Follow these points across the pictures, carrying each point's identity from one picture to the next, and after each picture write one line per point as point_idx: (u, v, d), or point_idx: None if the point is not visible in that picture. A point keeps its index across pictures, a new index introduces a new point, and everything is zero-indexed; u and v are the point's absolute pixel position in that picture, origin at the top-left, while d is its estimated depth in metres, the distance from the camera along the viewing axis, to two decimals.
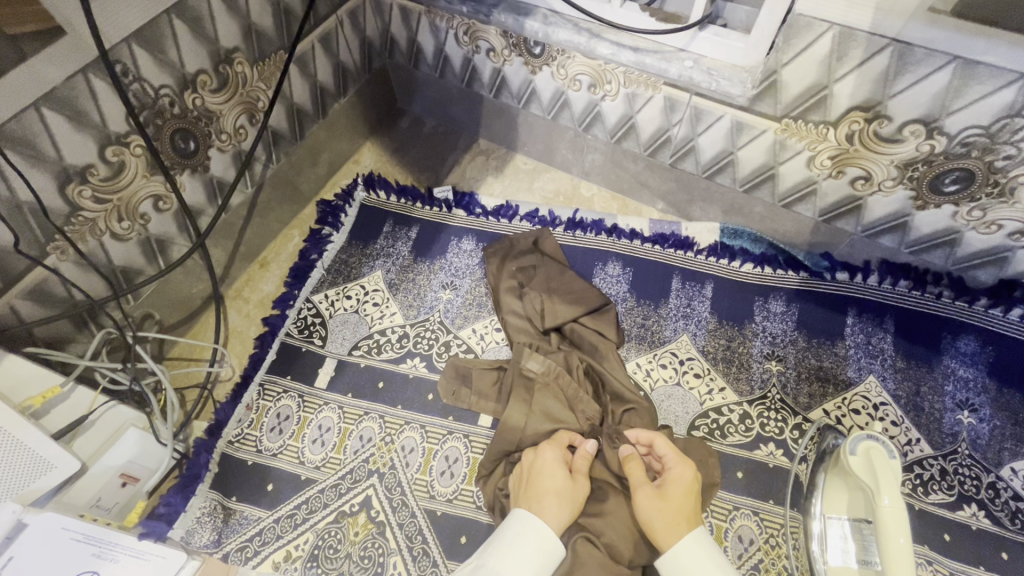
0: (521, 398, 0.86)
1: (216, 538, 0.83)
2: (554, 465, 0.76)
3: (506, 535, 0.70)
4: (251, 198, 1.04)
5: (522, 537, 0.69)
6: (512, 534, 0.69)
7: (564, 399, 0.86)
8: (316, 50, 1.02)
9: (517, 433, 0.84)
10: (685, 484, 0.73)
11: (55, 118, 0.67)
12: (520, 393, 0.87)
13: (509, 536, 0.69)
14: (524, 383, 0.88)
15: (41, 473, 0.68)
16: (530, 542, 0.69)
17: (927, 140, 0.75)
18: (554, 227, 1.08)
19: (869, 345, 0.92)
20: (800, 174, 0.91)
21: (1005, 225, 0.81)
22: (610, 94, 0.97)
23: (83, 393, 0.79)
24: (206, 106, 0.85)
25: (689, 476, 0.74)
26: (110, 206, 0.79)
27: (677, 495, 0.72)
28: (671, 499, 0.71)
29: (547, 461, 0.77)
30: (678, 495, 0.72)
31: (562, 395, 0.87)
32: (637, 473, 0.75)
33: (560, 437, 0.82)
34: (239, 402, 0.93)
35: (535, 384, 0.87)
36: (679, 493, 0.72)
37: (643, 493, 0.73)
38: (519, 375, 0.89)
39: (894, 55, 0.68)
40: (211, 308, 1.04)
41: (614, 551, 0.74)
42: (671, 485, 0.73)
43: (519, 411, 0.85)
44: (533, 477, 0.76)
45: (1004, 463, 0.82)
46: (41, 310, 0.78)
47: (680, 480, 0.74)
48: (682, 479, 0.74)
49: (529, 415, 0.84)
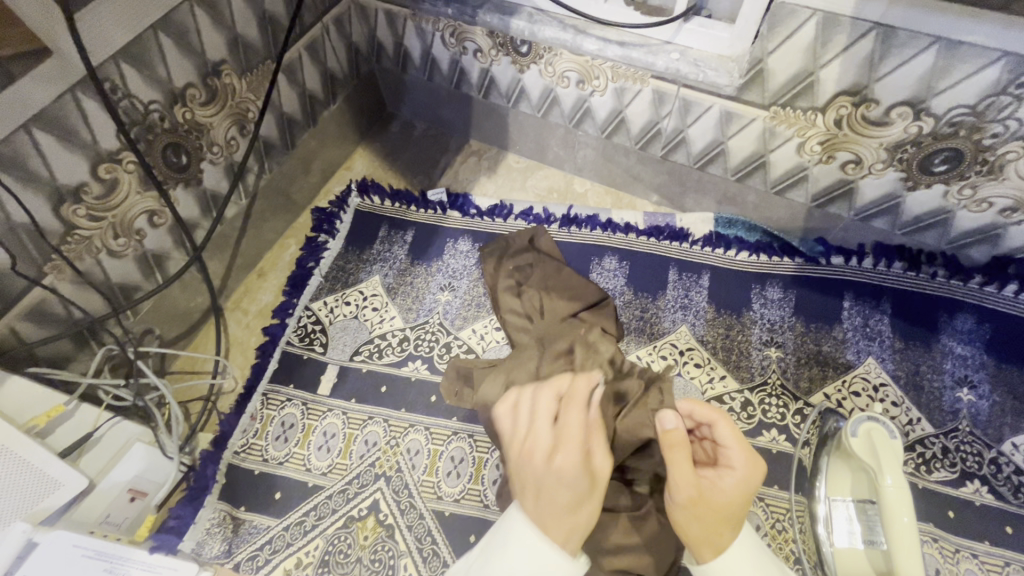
0: (513, 374, 0.88)
1: (227, 549, 0.83)
2: (541, 434, 0.65)
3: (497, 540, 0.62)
4: (245, 209, 1.04)
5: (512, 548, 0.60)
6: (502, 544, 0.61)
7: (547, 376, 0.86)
8: (303, 58, 1.02)
9: (495, 404, 0.86)
10: (735, 484, 0.63)
11: (46, 139, 0.67)
12: (511, 371, 0.89)
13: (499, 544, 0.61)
14: (522, 366, 0.88)
15: (49, 492, 0.68)
16: (516, 563, 0.59)
17: (914, 122, 0.76)
18: (549, 224, 1.09)
19: (867, 328, 0.93)
20: (790, 160, 0.91)
21: (997, 203, 0.81)
22: (599, 89, 0.97)
23: (87, 411, 0.79)
24: (196, 119, 0.85)
25: (742, 473, 0.64)
26: (105, 222, 0.79)
27: (725, 497, 0.62)
28: (718, 500, 0.62)
29: (536, 430, 0.66)
30: (728, 498, 0.62)
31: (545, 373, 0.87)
32: (682, 462, 0.63)
33: (542, 396, 0.70)
34: (243, 413, 0.94)
35: (531, 371, 0.87)
36: (728, 496, 0.62)
37: (688, 490, 0.62)
38: (522, 359, 0.89)
39: (877, 39, 0.69)
40: (212, 320, 1.05)
41: (637, 559, 0.74)
42: (722, 484, 0.63)
43: (500, 383, 0.87)
44: (521, 446, 0.66)
45: (1006, 439, 0.83)
46: (41, 330, 0.78)
47: (732, 478, 0.63)
48: (736, 477, 0.63)
49: (507, 387, 0.87)
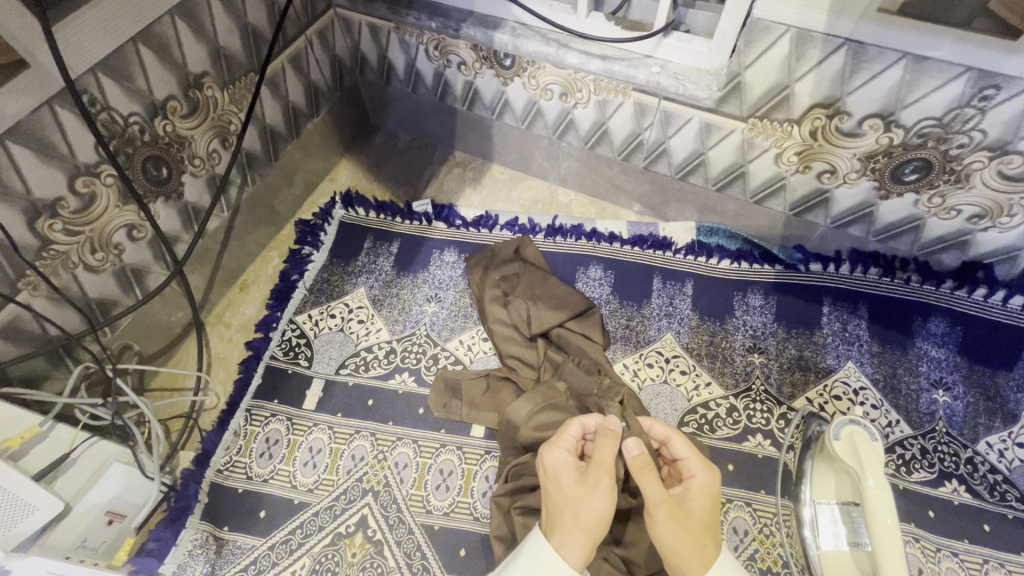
0: (541, 399, 0.86)
1: (209, 571, 0.81)
2: (567, 457, 0.68)
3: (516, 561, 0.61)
4: (227, 222, 1.03)
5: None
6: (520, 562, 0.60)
7: (574, 397, 0.87)
8: (287, 70, 1.01)
9: (522, 426, 0.83)
10: (704, 493, 0.65)
11: (20, 152, 0.65)
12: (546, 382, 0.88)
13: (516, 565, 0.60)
14: (549, 392, 0.87)
15: (23, 517, 0.66)
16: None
17: (885, 132, 0.78)
18: (535, 234, 1.09)
19: (846, 332, 0.95)
20: (769, 171, 0.93)
21: (965, 210, 0.84)
22: (582, 102, 0.99)
23: (63, 430, 0.77)
24: (177, 131, 0.85)
25: (708, 482, 0.66)
26: (82, 237, 0.77)
27: (700, 511, 0.64)
28: (692, 515, 0.63)
29: (555, 459, 0.68)
30: (701, 513, 0.63)
31: (573, 399, 0.87)
32: (653, 485, 0.63)
33: (569, 426, 0.72)
34: (226, 429, 0.92)
35: (559, 399, 0.86)
36: (701, 506, 0.64)
37: (660, 511, 0.62)
38: (548, 386, 0.87)
39: (848, 54, 0.71)
40: (193, 335, 1.03)
41: (630, 564, 0.75)
42: (697, 500, 0.65)
43: (530, 406, 0.85)
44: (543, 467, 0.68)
45: (980, 438, 0.86)
46: (12, 348, 0.75)
47: (699, 489, 0.65)
48: (703, 488, 0.65)
49: (543, 396, 0.86)
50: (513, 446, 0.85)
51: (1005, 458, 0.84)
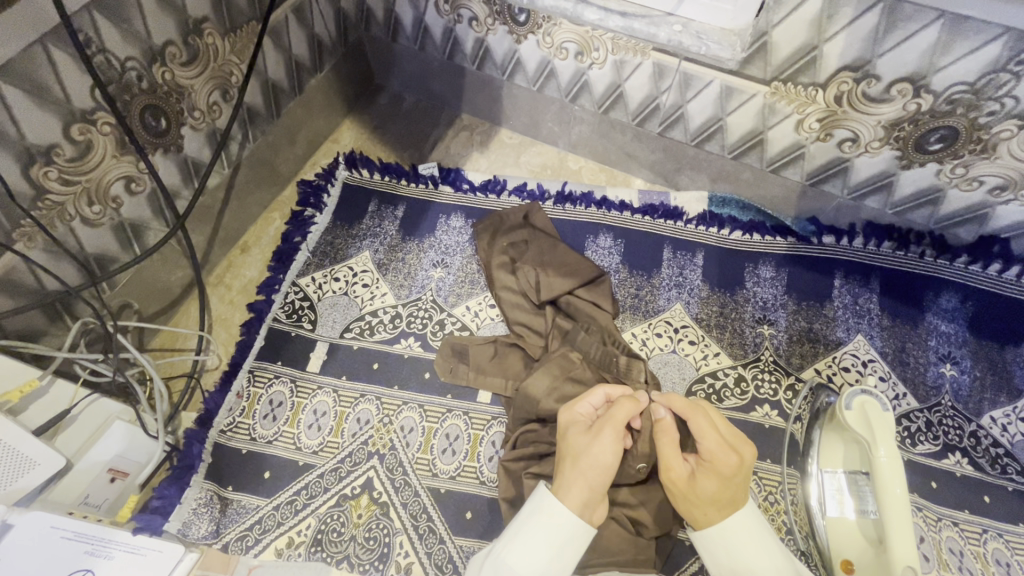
0: (558, 371, 0.84)
1: (214, 529, 0.80)
2: (584, 416, 0.70)
3: (518, 514, 0.64)
4: (228, 180, 0.99)
5: (533, 520, 0.62)
6: (524, 514, 0.64)
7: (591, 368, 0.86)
8: (290, 21, 0.97)
9: (543, 400, 0.82)
10: (727, 464, 0.65)
11: (13, 93, 0.62)
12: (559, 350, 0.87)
13: (517, 521, 0.64)
14: (565, 362, 0.85)
15: (26, 471, 0.65)
16: (538, 536, 0.61)
17: (913, 99, 0.76)
18: (544, 200, 1.07)
19: (856, 306, 0.95)
20: (788, 139, 0.91)
21: (987, 181, 0.83)
22: (598, 62, 0.95)
23: (63, 387, 0.75)
24: (176, 80, 0.81)
25: (733, 456, 0.65)
26: (78, 187, 0.74)
27: (707, 489, 0.64)
28: (707, 481, 0.65)
29: (576, 413, 0.70)
30: (717, 482, 0.64)
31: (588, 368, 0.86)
32: (666, 449, 0.67)
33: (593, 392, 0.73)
34: (228, 390, 0.90)
35: (576, 369, 0.85)
36: (721, 475, 0.65)
37: (673, 473, 0.66)
38: (562, 355, 0.86)
39: (883, 12, 0.69)
40: (194, 295, 1.01)
41: (639, 526, 0.75)
42: (705, 475, 0.65)
43: (548, 379, 0.83)
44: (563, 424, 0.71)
45: (984, 412, 0.86)
46: (6, 300, 0.73)
47: (724, 461, 0.65)
48: (729, 461, 0.65)
49: (552, 364, 0.85)
50: (520, 413, 0.84)
51: (1008, 432, 0.84)
